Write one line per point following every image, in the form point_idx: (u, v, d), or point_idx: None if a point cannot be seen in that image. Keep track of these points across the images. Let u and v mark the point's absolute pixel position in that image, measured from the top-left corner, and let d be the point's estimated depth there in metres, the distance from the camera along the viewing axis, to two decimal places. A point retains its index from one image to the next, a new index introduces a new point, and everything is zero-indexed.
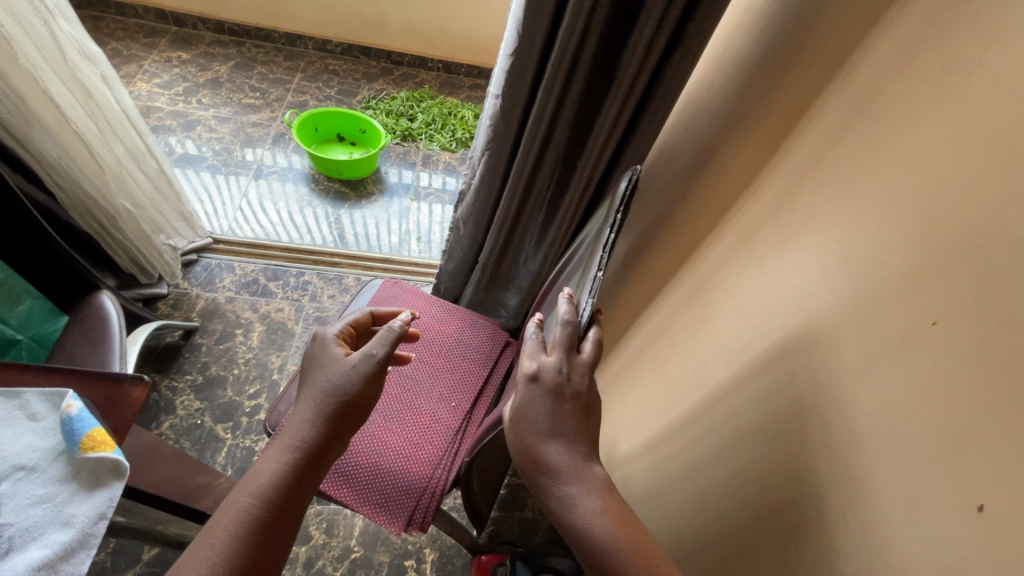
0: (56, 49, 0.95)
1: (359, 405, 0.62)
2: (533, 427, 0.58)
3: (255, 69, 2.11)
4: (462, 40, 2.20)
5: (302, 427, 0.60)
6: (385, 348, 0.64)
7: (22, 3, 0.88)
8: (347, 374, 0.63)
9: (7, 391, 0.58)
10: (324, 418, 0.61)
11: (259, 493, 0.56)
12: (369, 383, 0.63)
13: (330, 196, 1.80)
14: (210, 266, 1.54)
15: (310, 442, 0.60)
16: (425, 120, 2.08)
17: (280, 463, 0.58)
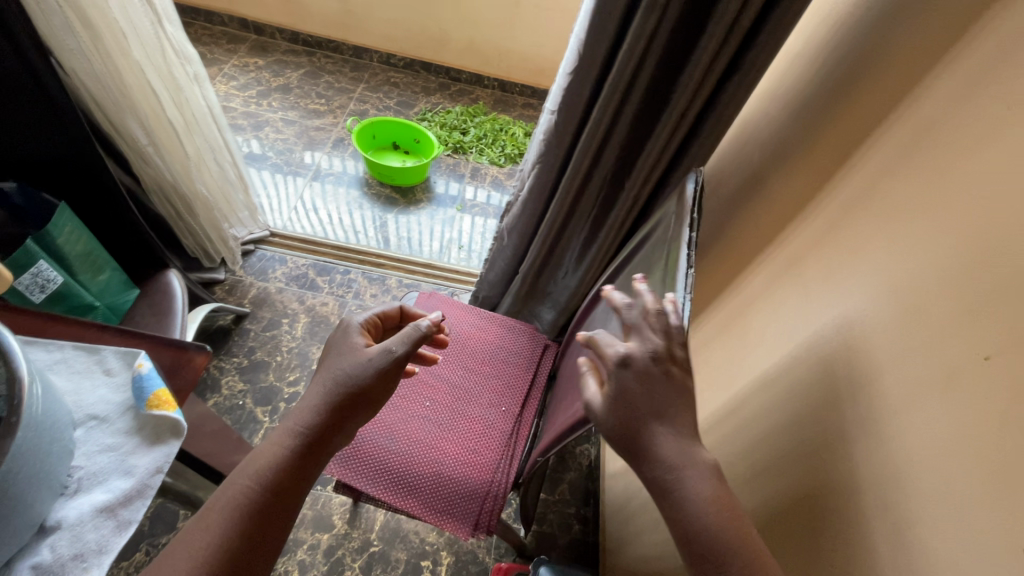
0: (156, 47, 1.04)
1: (365, 398, 0.63)
2: (636, 411, 0.52)
3: (323, 77, 2.24)
4: (518, 60, 2.27)
5: (305, 414, 0.61)
6: (406, 344, 0.67)
7: (135, 6, 0.97)
8: (365, 368, 0.64)
9: (87, 347, 0.64)
10: (330, 407, 0.62)
11: (258, 475, 0.56)
12: (381, 375, 0.64)
13: (381, 200, 1.88)
14: (265, 257, 1.63)
15: (312, 428, 0.60)
16: (477, 134, 2.15)
17: (283, 447, 0.59)
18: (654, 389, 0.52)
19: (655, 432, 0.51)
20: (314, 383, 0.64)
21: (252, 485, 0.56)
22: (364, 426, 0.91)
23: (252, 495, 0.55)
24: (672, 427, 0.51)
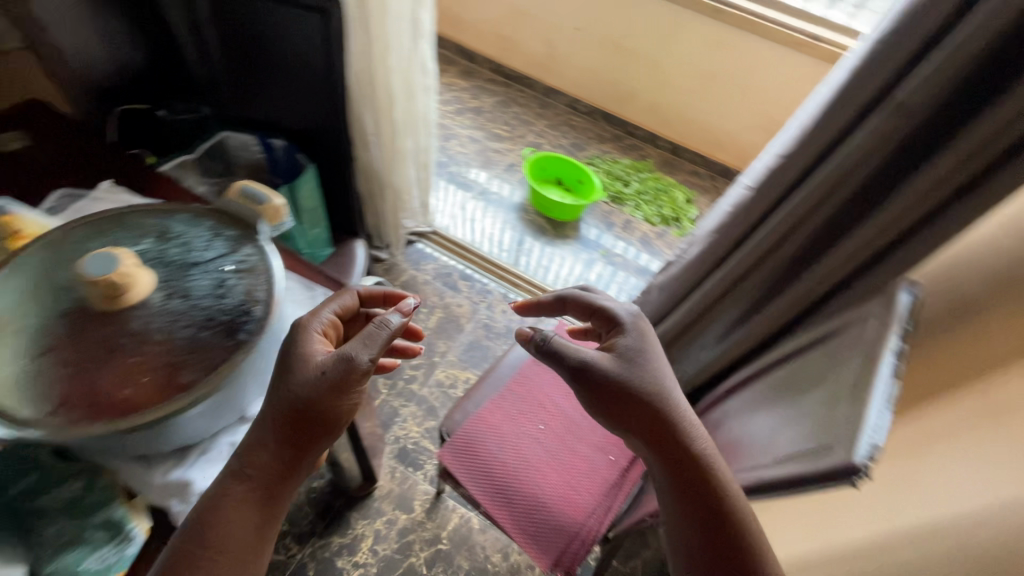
0: (408, 62, 1.21)
1: (317, 423, 0.60)
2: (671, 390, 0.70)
3: (512, 108, 2.45)
4: (698, 129, 2.28)
5: (249, 454, 0.58)
6: (365, 356, 0.62)
7: (407, 29, 1.15)
8: (315, 397, 0.60)
9: (306, 284, 0.78)
10: (282, 443, 0.59)
11: (219, 524, 0.56)
12: (333, 400, 0.60)
13: (532, 227, 1.98)
14: (422, 250, 1.81)
15: (265, 466, 0.59)
16: (638, 189, 2.18)
17: (239, 493, 0.57)
18: (650, 367, 0.71)
19: (657, 410, 0.68)
20: (260, 415, 0.60)
21: (217, 534, 0.56)
22: (481, 426, 0.97)
23: (226, 539, 0.56)
24: (666, 403, 0.68)
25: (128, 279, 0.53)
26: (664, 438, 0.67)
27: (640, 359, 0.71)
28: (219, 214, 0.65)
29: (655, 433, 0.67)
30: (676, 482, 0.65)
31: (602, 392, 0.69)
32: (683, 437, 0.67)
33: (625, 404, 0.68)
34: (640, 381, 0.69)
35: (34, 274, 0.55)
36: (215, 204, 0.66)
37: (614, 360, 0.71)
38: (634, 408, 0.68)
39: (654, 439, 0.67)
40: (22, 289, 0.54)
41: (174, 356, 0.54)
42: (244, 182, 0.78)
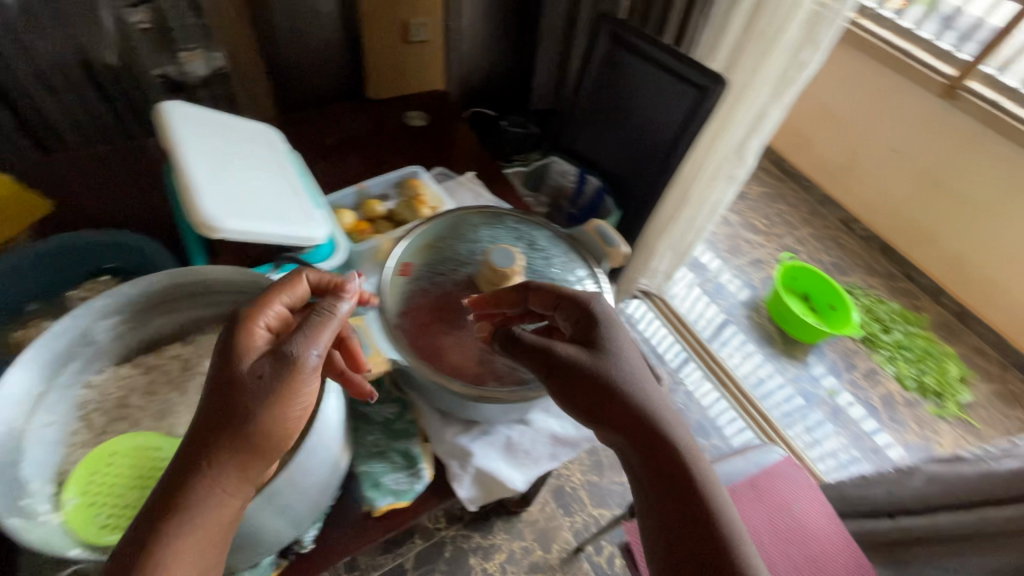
0: (731, 156, 1.19)
1: (249, 434, 0.43)
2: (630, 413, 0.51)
3: (778, 203, 2.31)
4: (1008, 304, 1.87)
5: (182, 481, 0.41)
6: (307, 344, 0.46)
7: (745, 127, 1.13)
8: (240, 396, 0.43)
9: None
10: (218, 459, 0.42)
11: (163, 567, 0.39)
12: (269, 399, 0.43)
13: (760, 331, 1.83)
14: (641, 309, 1.82)
15: (202, 491, 0.41)
16: (899, 342, 1.88)
17: (179, 526, 0.40)
18: (632, 367, 0.53)
19: (646, 412, 0.51)
20: (187, 445, 0.43)
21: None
22: None
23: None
24: (656, 405, 0.52)
25: (509, 278, 0.64)
26: (651, 449, 0.50)
27: (622, 350, 0.54)
28: (575, 243, 0.73)
29: (643, 436, 0.50)
30: (667, 499, 0.48)
31: (575, 392, 0.52)
32: (675, 442, 0.50)
33: (608, 417, 0.51)
34: (625, 381, 0.52)
35: (440, 243, 0.70)
36: (574, 232, 0.74)
37: (591, 352, 0.53)
38: (616, 410, 0.50)
39: (641, 448, 0.50)
40: (432, 251, 0.69)
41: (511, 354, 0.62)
42: (599, 221, 0.75)
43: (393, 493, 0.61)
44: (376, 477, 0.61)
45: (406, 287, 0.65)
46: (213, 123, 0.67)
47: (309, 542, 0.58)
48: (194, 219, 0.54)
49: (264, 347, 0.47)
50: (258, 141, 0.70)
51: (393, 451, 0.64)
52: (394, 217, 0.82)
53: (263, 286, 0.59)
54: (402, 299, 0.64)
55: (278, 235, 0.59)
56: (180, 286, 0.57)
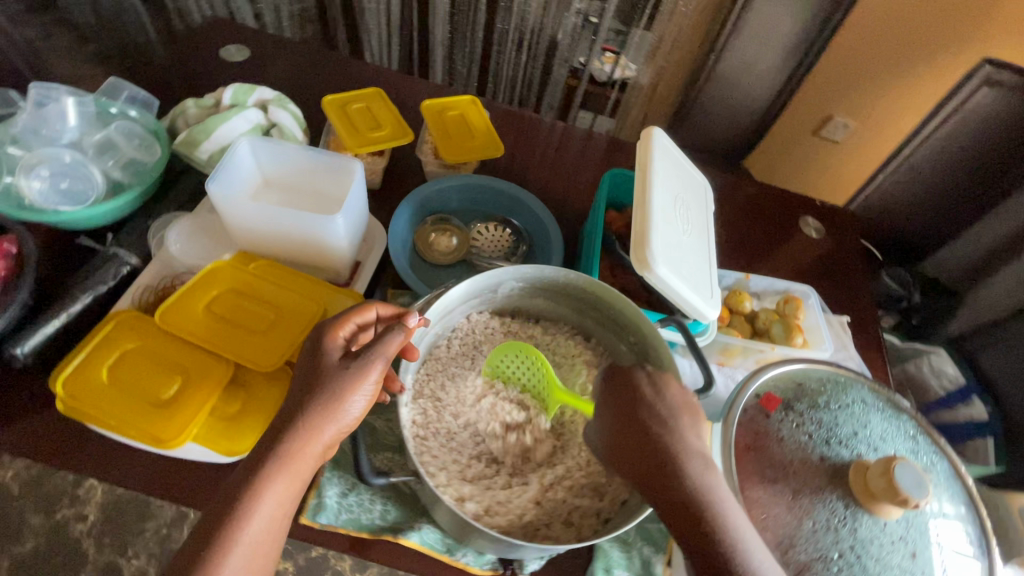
0: None
1: (330, 412, 0.46)
2: (654, 467, 0.45)
3: None
4: None
5: (273, 446, 0.45)
6: (380, 352, 0.49)
7: None
8: (324, 380, 0.47)
9: None
10: (303, 430, 0.46)
11: (244, 520, 0.42)
12: (345, 386, 0.47)
13: None
14: None
15: (292, 450, 0.45)
16: None
17: (266, 482, 0.44)
18: (678, 419, 0.47)
19: (681, 476, 0.44)
20: (282, 410, 0.47)
21: (235, 531, 0.42)
22: None
23: (256, 546, 0.43)
24: (687, 460, 0.45)
25: (901, 504, 0.48)
26: (686, 516, 0.43)
27: (666, 398, 0.48)
28: (974, 503, 0.55)
29: (677, 513, 0.43)
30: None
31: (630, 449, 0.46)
32: (717, 521, 0.42)
33: (651, 460, 0.45)
34: (656, 430, 0.46)
35: (813, 391, 0.59)
36: (977, 489, 0.56)
37: (642, 401, 0.48)
38: (640, 448, 0.46)
39: (670, 506, 0.44)
40: (800, 394, 0.59)
41: None
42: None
43: None
44: (611, 564, 0.56)
45: (757, 416, 0.57)
46: (677, 159, 0.67)
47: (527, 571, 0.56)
48: (638, 252, 0.55)
49: (344, 345, 0.51)
50: (698, 193, 0.68)
51: (635, 548, 0.58)
52: (754, 322, 0.75)
53: (646, 340, 0.57)
54: (749, 429, 0.56)
55: (684, 300, 0.57)
56: (582, 290, 0.59)
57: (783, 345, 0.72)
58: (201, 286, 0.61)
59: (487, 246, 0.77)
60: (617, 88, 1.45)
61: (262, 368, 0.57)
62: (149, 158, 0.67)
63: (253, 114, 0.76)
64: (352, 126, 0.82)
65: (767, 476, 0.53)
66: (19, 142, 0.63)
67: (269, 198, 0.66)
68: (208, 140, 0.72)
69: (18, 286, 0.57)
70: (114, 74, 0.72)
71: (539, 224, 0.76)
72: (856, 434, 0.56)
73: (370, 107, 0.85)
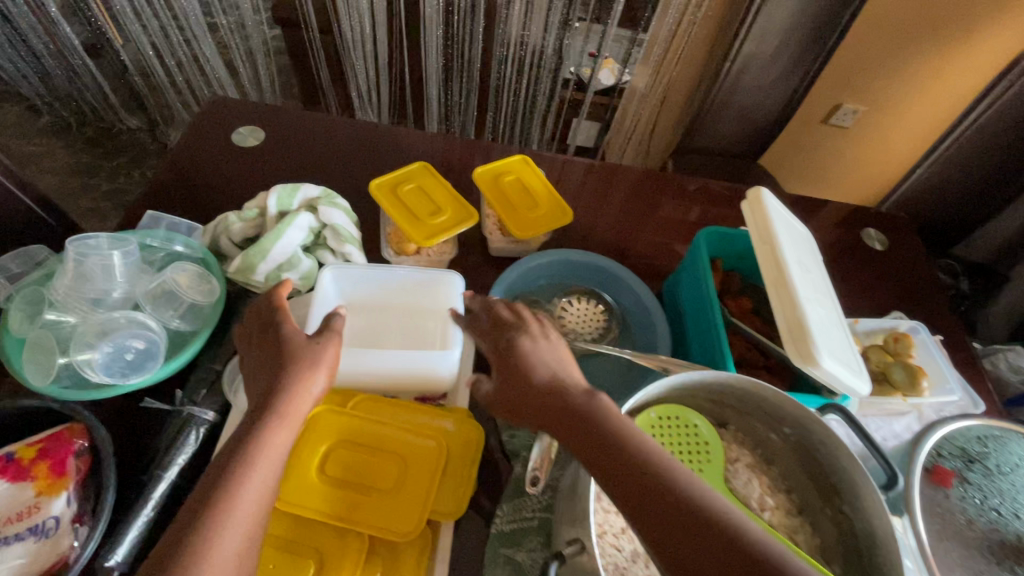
0: None
1: (310, 370, 0.47)
2: (537, 395, 0.47)
3: None
4: None
5: (259, 415, 0.44)
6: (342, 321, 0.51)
7: None
8: (296, 353, 0.47)
9: None
10: (291, 388, 0.46)
11: (243, 479, 0.40)
12: (317, 357, 0.48)
13: None
14: None
15: (280, 416, 0.44)
16: None
17: (260, 448, 0.42)
18: (542, 343, 0.50)
19: (572, 409, 0.45)
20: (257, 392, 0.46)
21: (235, 491, 0.40)
22: None
23: (255, 514, 0.40)
24: (576, 396, 0.46)
25: None
26: (622, 471, 0.40)
27: (545, 343, 0.50)
28: None
29: (579, 445, 0.43)
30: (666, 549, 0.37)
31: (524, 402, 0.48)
32: (616, 436, 0.42)
33: (543, 403, 0.46)
34: (565, 393, 0.46)
35: (979, 455, 0.56)
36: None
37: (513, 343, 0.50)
38: (524, 392, 0.48)
39: (574, 444, 0.44)
40: (970, 460, 0.55)
41: None
42: None
43: None
44: None
45: (936, 496, 0.53)
46: (789, 219, 0.63)
47: None
48: (798, 348, 0.51)
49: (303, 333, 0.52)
50: (813, 250, 0.64)
51: None
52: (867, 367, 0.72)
53: (809, 433, 0.53)
54: (935, 513, 0.52)
55: (846, 386, 0.53)
56: (734, 389, 0.54)
57: (909, 392, 0.68)
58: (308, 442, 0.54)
59: (578, 325, 0.71)
60: (618, 96, 1.39)
61: (405, 536, 0.50)
62: (206, 300, 0.59)
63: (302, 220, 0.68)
64: (409, 213, 0.74)
65: (969, 566, 0.50)
66: (63, 308, 0.55)
67: (357, 330, 0.61)
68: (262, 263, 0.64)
69: (105, 490, 0.48)
70: (147, 208, 0.65)
71: (634, 297, 0.71)
72: None
73: (421, 187, 0.77)
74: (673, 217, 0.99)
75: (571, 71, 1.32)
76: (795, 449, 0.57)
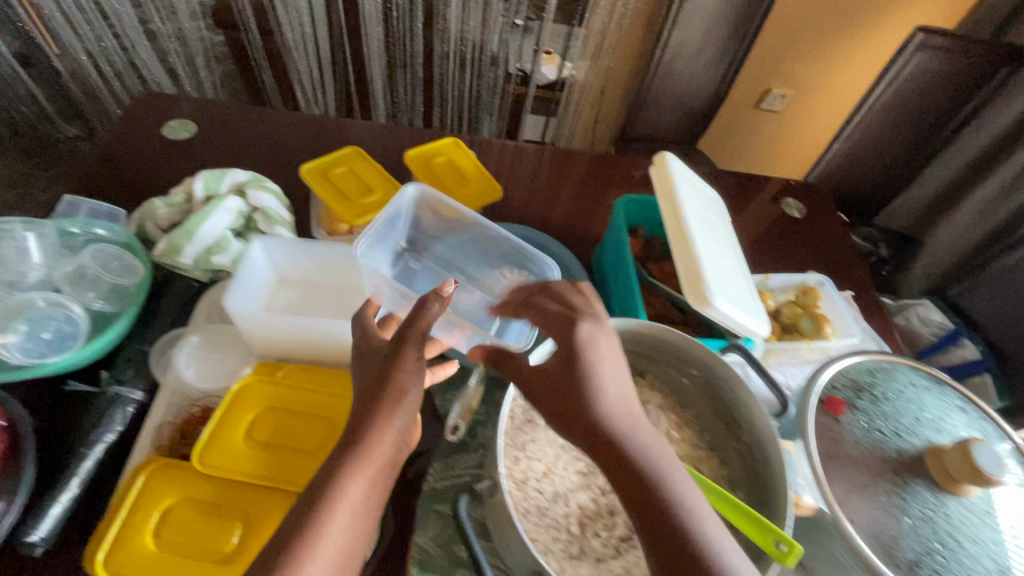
0: None
1: (394, 400, 0.45)
2: (583, 418, 0.44)
3: None
4: None
5: (349, 446, 0.43)
6: (421, 327, 0.47)
7: None
8: (388, 371, 0.46)
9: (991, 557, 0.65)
10: (376, 421, 0.44)
11: (329, 517, 0.40)
12: (397, 368, 0.46)
13: None
14: None
15: (368, 445, 0.44)
16: None
17: (345, 478, 0.42)
18: (604, 361, 0.47)
19: (621, 440, 0.43)
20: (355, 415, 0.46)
21: (320, 526, 0.40)
22: None
23: (340, 544, 0.40)
24: (628, 426, 0.44)
25: (982, 483, 0.51)
26: (654, 503, 0.40)
27: (603, 355, 0.47)
28: None
29: (621, 478, 0.41)
30: None
31: (571, 419, 0.45)
32: (665, 479, 0.41)
33: (589, 425, 0.44)
34: (618, 413, 0.44)
35: (868, 385, 0.61)
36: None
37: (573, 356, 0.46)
38: (575, 408, 0.44)
39: (617, 475, 0.42)
40: (860, 390, 0.60)
41: (954, 568, 0.50)
42: None
43: None
44: None
45: (828, 422, 0.58)
46: (695, 180, 0.67)
47: None
48: (694, 291, 0.55)
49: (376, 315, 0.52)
50: (719, 209, 0.68)
51: None
52: (779, 319, 0.78)
53: (711, 372, 0.58)
54: (827, 437, 0.57)
55: (744, 327, 0.58)
56: (639, 333, 0.58)
57: (815, 337, 0.74)
58: (233, 412, 0.55)
59: None
60: (562, 88, 1.42)
61: None
62: (131, 279, 0.59)
63: (421, 191, 0.68)
64: (340, 195, 0.76)
65: (856, 480, 0.54)
66: None
67: (289, 300, 0.62)
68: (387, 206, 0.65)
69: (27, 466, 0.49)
70: (67, 194, 0.66)
71: (557, 260, 0.76)
72: (920, 420, 0.58)
73: (353, 170, 0.79)
74: (606, 196, 1.03)
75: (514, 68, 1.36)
76: (703, 390, 0.61)
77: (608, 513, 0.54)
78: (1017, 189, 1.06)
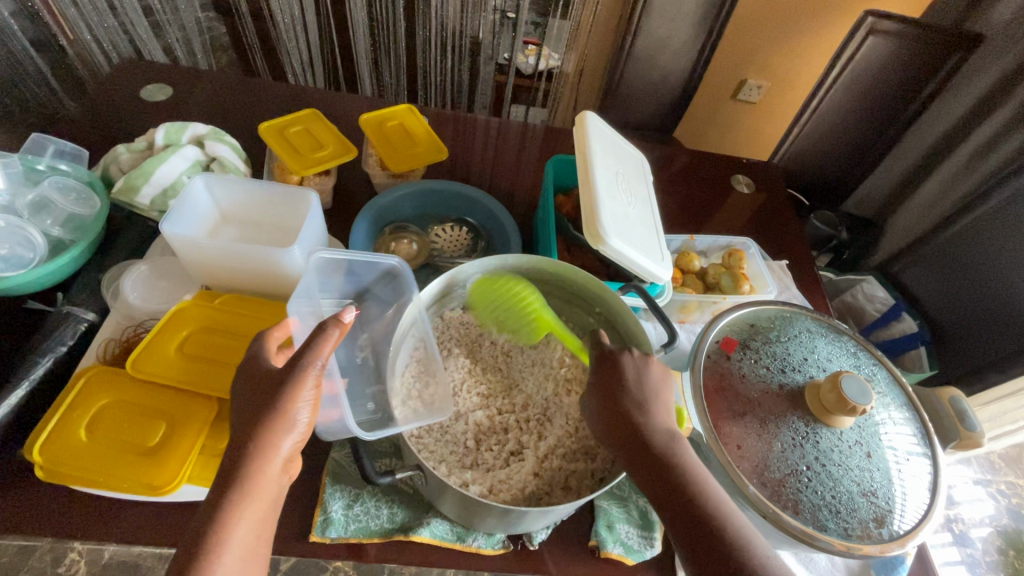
0: None
1: (280, 432, 0.45)
2: (639, 438, 0.49)
3: None
4: None
5: (232, 475, 0.43)
6: (317, 354, 0.47)
7: None
8: (265, 409, 0.45)
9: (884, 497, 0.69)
10: (260, 449, 0.44)
11: (232, 524, 0.41)
12: (284, 402, 0.45)
13: None
14: None
15: (251, 476, 0.43)
16: None
17: (235, 509, 0.42)
18: (648, 387, 0.52)
19: (672, 457, 0.48)
20: (230, 449, 0.45)
21: (216, 559, 0.40)
22: None
23: (238, 569, 0.41)
24: (674, 442, 0.49)
25: (851, 412, 0.54)
26: (695, 513, 0.45)
27: (645, 381, 0.52)
28: (913, 403, 0.62)
29: (668, 492, 0.46)
30: None
31: (627, 442, 0.49)
32: (699, 490, 0.46)
33: (642, 446, 0.48)
34: (665, 432, 0.49)
35: (764, 329, 0.65)
36: (918, 402, 0.62)
37: (630, 385, 0.52)
38: (628, 431, 0.49)
39: (664, 489, 0.46)
40: (755, 332, 0.64)
41: (816, 488, 0.54)
42: (956, 392, 0.66)
43: (623, 544, 0.60)
44: (612, 520, 0.61)
45: (719, 358, 0.62)
46: (613, 137, 0.72)
47: (537, 542, 0.59)
48: (589, 226, 0.60)
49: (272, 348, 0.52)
50: (638, 166, 0.73)
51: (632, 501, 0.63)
52: (705, 279, 0.81)
53: (611, 308, 0.62)
54: (717, 371, 0.61)
55: (641, 268, 0.62)
56: (544, 270, 0.63)
57: (733, 293, 0.78)
58: (168, 328, 0.61)
59: (448, 246, 0.81)
60: (545, 79, 1.42)
61: None
62: (87, 211, 0.67)
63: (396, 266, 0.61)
64: (293, 149, 0.81)
65: (737, 410, 0.58)
66: None
67: (233, 233, 0.68)
68: (350, 252, 0.60)
69: None
70: (34, 133, 0.73)
71: (488, 212, 0.80)
72: (807, 359, 0.62)
73: (307, 129, 0.85)
74: None
75: (503, 57, 1.37)
76: (607, 329, 0.65)
77: (502, 431, 0.60)
78: (969, 173, 1.08)
